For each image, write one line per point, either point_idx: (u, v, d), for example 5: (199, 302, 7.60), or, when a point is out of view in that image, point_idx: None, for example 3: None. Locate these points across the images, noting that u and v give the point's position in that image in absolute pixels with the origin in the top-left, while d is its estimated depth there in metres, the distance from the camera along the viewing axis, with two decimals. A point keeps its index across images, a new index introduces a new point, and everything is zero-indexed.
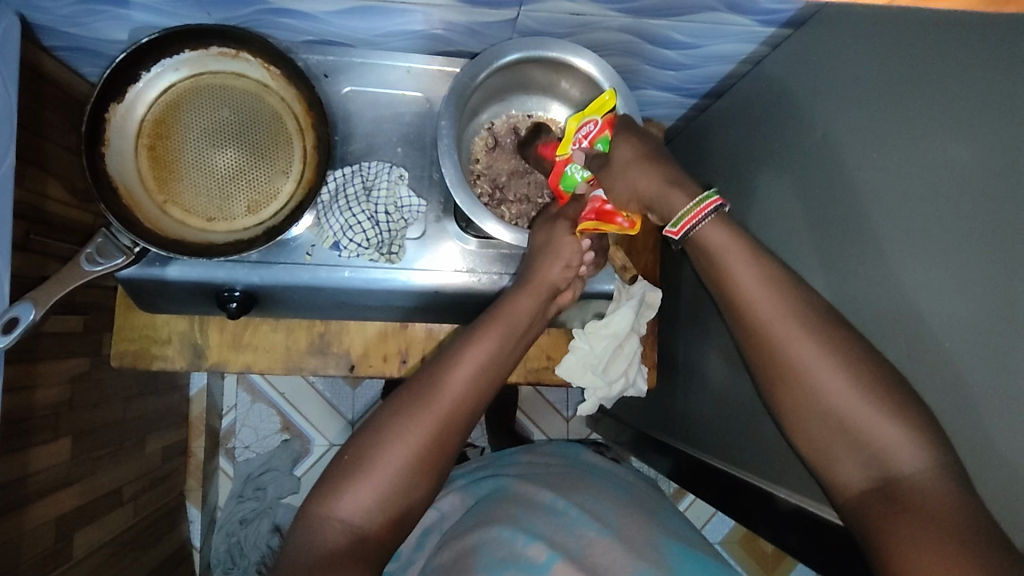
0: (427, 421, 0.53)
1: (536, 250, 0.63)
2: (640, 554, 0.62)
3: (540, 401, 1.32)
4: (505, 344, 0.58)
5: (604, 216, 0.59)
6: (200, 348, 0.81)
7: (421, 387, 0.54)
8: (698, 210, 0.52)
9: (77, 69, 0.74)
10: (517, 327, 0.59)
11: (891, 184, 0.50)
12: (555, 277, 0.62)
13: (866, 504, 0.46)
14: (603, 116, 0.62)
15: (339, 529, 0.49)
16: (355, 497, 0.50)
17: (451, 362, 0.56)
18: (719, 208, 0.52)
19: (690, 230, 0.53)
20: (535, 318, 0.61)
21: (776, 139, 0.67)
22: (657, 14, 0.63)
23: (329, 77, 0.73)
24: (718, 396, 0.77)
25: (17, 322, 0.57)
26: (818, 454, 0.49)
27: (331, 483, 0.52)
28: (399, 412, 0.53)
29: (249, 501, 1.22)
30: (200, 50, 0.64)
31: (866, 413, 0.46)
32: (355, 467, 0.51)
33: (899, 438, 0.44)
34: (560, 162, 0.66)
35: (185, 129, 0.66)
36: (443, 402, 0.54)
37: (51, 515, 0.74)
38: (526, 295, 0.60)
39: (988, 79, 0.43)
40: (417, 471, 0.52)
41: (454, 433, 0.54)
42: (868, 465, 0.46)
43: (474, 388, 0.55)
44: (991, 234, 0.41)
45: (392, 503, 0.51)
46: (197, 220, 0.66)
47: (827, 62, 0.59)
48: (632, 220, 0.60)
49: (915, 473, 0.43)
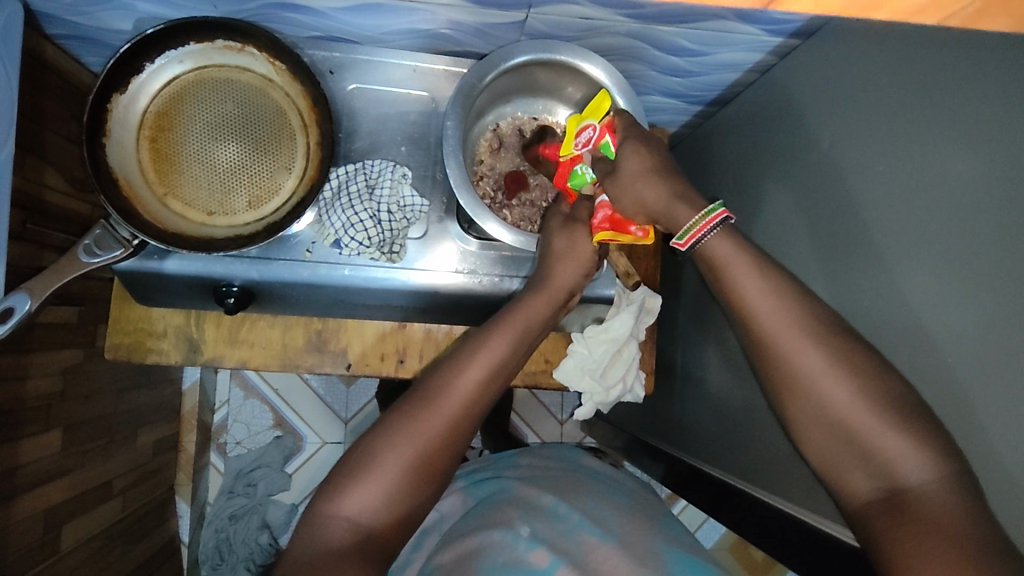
0: (437, 421, 0.52)
1: (552, 254, 0.63)
2: (640, 561, 0.61)
3: (535, 404, 1.32)
4: (517, 346, 0.58)
5: (618, 225, 0.59)
6: (195, 343, 0.80)
7: (432, 386, 0.54)
8: (704, 223, 0.52)
9: (79, 58, 0.74)
10: (531, 329, 0.59)
11: (895, 198, 0.50)
12: (570, 282, 0.63)
13: (871, 515, 0.45)
14: (602, 119, 0.61)
15: (344, 529, 0.49)
16: (362, 495, 0.50)
17: (462, 362, 0.55)
18: (725, 221, 0.53)
19: (696, 242, 0.53)
20: (547, 322, 0.61)
21: (781, 149, 0.67)
22: (666, 20, 0.63)
23: (334, 73, 0.72)
24: (715, 404, 0.77)
25: (12, 312, 0.56)
26: (828, 465, 0.49)
27: (338, 481, 0.51)
28: (410, 410, 0.53)
29: (239, 497, 1.20)
30: (205, 42, 0.64)
31: (871, 424, 0.46)
32: (364, 464, 0.51)
33: (904, 448, 0.44)
34: (566, 163, 0.65)
35: (187, 122, 0.66)
36: (453, 402, 0.53)
37: (39, 507, 0.73)
38: (539, 298, 0.61)
39: (994, 95, 0.43)
40: (425, 470, 0.51)
41: (463, 434, 0.54)
42: (875, 476, 0.46)
43: (485, 387, 0.55)
44: (995, 250, 0.42)
45: (397, 502, 0.51)
46: (198, 214, 0.66)
47: (834, 74, 0.59)
48: (645, 230, 0.60)
49: (921, 484, 0.43)
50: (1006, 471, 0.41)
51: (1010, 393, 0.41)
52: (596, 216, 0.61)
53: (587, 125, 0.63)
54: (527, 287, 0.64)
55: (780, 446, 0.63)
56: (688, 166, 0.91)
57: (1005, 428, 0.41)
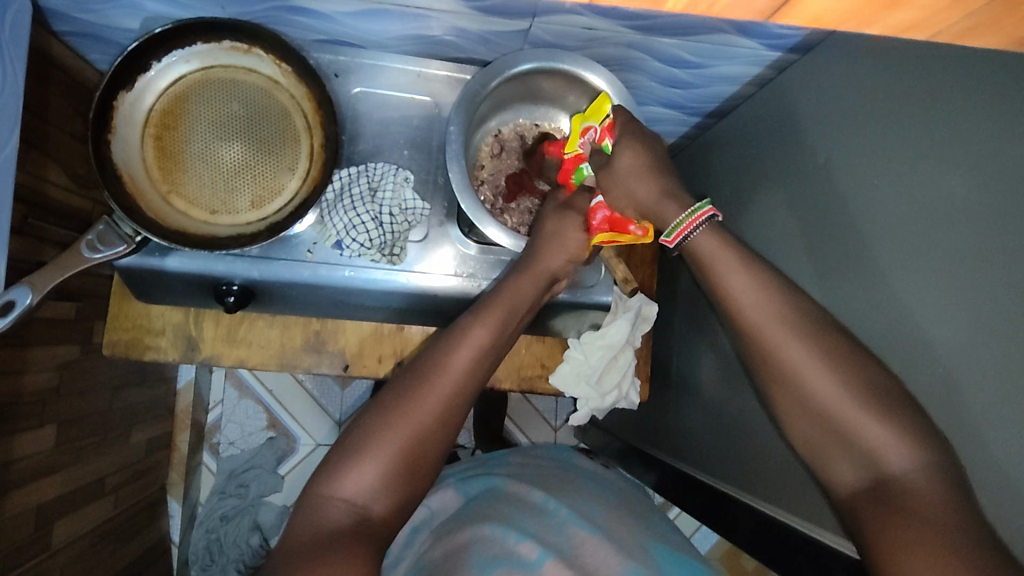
0: (431, 404, 0.53)
1: (539, 237, 0.64)
2: (629, 554, 0.62)
3: (529, 409, 1.33)
4: (508, 327, 0.59)
5: (616, 225, 0.61)
6: (194, 341, 0.80)
7: (426, 370, 0.55)
8: (691, 220, 0.55)
9: (84, 56, 0.74)
10: (517, 309, 0.60)
11: (889, 211, 0.51)
12: (553, 264, 0.63)
13: (863, 508, 0.46)
14: (602, 121, 0.62)
15: (342, 509, 0.49)
16: (359, 475, 0.50)
17: (456, 344, 0.56)
18: (712, 218, 0.55)
19: (684, 239, 0.55)
20: (534, 303, 0.63)
21: (776, 161, 0.68)
22: (667, 32, 0.64)
23: (339, 77, 0.73)
24: (710, 409, 0.77)
25: (13, 306, 0.56)
26: (817, 453, 0.51)
27: (333, 464, 0.51)
28: (408, 392, 0.54)
29: (231, 498, 1.22)
30: (213, 43, 0.65)
31: (859, 414, 0.47)
32: (360, 445, 0.51)
33: (887, 439, 0.45)
34: (570, 159, 0.67)
35: (192, 120, 0.66)
36: (448, 382, 0.55)
37: (32, 503, 0.73)
38: (523, 280, 0.62)
39: (984, 112, 0.44)
40: (421, 454, 0.52)
41: (457, 415, 0.55)
42: (863, 466, 0.47)
43: (474, 370, 0.56)
44: (989, 262, 0.42)
45: (395, 485, 0.51)
46: (200, 212, 0.66)
47: (829, 88, 0.61)
48: (645, 228, 0.60)
49: (908, 473, 0.44)
50: (997, 478, 0.42)
51: (1000, 398, 0.42)
52: (594, 217, 0.63)
53: (588, 127, 0.64)
54: (510, 268, 0.64)
55: (774, 452, 0.64)
56: (687, 176, 0.92)
57: (1000, 434, 0.42)
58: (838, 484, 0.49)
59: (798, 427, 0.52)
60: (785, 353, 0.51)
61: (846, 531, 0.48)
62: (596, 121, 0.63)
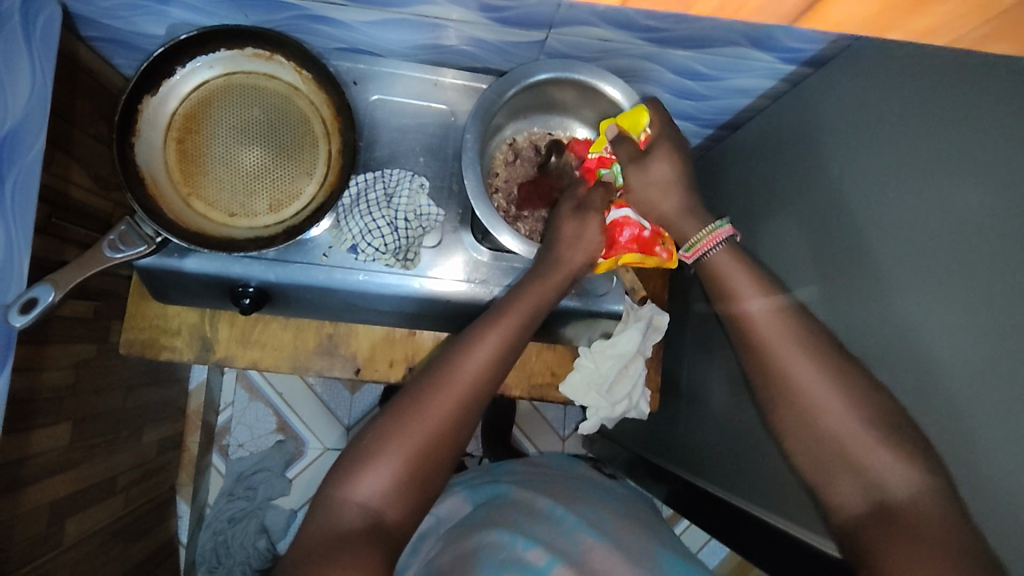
0: (445, 406, 0.54)
1: (557, 237, 0.63)
2: (638, 562, 0.62)
3: (537, 417, 1.33)
4: (522, 329, 0.59)
5: (644, 245, 0.63)
6: (208, 342, 0.81)
7: (441, 373, 0.55)
8: (709, 238, 0.58)
9: (110, 61, 0.76)
10: (534, 316, 0.61)
11: (899, 225, 0.51)
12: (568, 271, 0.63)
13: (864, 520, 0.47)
14: (641, 134, 0.63)
15: (356, 512, 0.49)
16: (372, 480, 0.50)
17: (469, 348, 0.57)
18: (730, 238, 0.58)
19: (701, 254, 0.58)
20: (551, 307, 0.63)
21: (789, 174, 0.68)
22: (681, 44, 0.65)
23: (358, 84, 0.75)
24: (720, 420, 0.77)
25: (35, 303, 0.57)
26: (816, 465, 0.51)
27: (346, 468, 0.52)
28: (423, 394, 0.54)
29: (238, 500, 1.22)
30: (236, 50, 0.66)
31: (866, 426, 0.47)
32: (373, 448, 0.52)
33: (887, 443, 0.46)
34: (592, 160, 0.67)
35: (215, 125, 0.68)
36: (462, 384, 0.55)
37: (46, 498, 0.74)
38: (544, 284, 0.62)
39: (996, 128, 0.44)
40: (433, 457, 0.52)
41: (469, 419, 0.55)
42: (870, 476, 0.47)
43: (488, 374, 0.56)
44: (1000, 277, 0.42)
45: (408, 490, 0.51)
46: (220, 215, 0.67)
47: (844, 102, 0.61)
48: (670, 251, 0.64)
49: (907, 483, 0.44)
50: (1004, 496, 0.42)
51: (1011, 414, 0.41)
52: (622, 234, 0.63)
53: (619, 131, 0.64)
54: (528, 272, 0.64)
55: (781, 463, 0.64)
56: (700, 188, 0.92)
57: (1003, 447, 0.42)
58: (838, 491, 0.49)
59: (806, 439, 0.51)
60: (795, 364, 0.51)
61: (845, 542, 0.48)
62: (631, 131, 0.63)
